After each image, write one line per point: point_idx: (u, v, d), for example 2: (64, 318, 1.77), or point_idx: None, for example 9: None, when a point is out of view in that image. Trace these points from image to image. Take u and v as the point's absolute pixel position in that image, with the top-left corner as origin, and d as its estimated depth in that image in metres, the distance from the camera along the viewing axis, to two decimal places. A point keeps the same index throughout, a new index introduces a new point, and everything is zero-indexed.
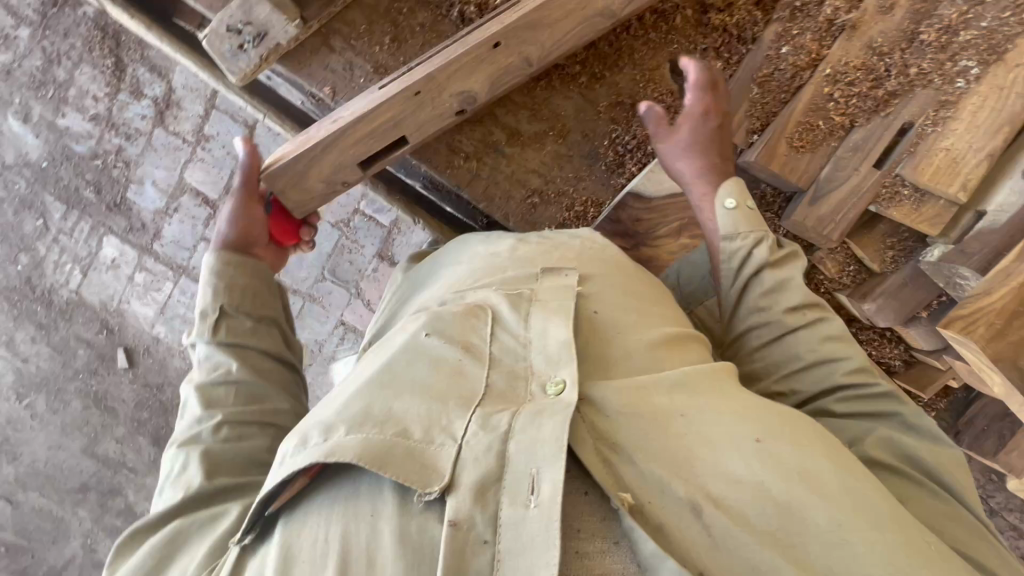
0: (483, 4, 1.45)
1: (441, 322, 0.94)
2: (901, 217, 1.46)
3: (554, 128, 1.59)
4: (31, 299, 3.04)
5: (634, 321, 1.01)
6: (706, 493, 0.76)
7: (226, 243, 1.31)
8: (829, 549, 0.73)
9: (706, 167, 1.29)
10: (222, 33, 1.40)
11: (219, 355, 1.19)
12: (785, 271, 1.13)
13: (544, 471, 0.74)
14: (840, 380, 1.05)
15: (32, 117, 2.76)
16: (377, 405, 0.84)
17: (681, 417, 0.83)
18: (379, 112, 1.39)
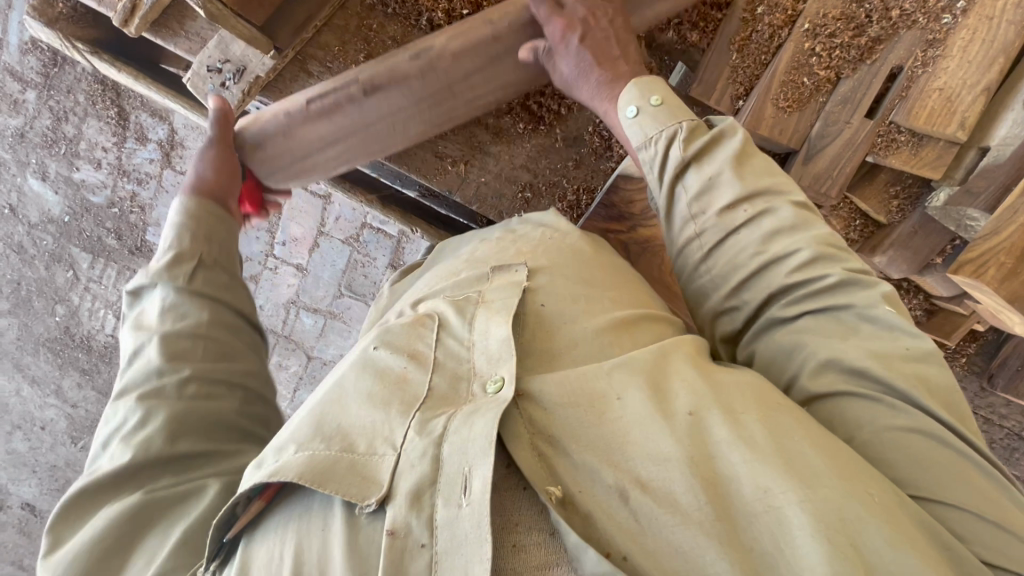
0: (450, 11, 1.46)
1: (390, 335, 1.03)
2: (901, 163, 1.43)
3: (536, 122, 1.59)
4: (72, 347, 3.22)
5: (581, 311, 1.04)
6: (635, 478, 0.78)
7: (203, 188, 1.34)
8: (756, 518, 0.73)
9: (605, 71, 1.19)
10: (204, 74, 1.45)
11: (189, 306, 1.23)
12: (712, 167, 1.05)
13: (474, 470, 0.78)
14: (785, 281, 0.95)
15: (49, 175, 2.92)
16: (328, 422, 0.92)
17: (616, 398, 0.86)
18: (354, 94, 1.37)
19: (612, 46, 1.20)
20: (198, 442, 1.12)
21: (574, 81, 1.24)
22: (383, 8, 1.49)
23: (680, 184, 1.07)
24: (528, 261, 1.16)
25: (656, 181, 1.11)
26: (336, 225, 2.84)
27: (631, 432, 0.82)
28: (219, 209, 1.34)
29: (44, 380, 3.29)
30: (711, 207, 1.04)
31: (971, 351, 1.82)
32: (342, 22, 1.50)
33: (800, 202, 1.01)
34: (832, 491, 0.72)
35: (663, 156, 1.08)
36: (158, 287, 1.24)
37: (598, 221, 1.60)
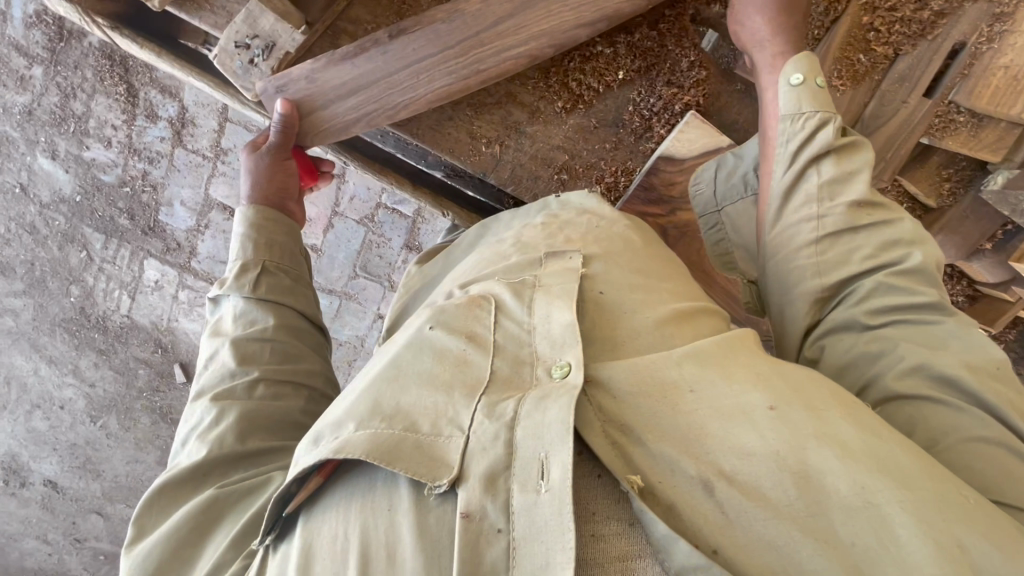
0: None
1: (444, 315, 1.00)
2: (957, 146, 1.37)
3: (575, 102, 1.54)
4: (88, 327, 3.22)
5: (640, 300, 1.04)
6: (718, 470, 0.76)
7: (262, 198, 1.36)
8: (854, 516, 0.71)
9: (784, 38, 1.20)
10: (231, 51, 1.39)
11: (257, 312, 1.25)
12: (849, 164, 1.06)
13: (552, 455, 0.76)
14: (880, 282, 0.98)
15: (59, 154, 2.89)
16: (386, 401, 0.90)
17: (688, 390, 0.85)
18: (392, 78, 1.34)
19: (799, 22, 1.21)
20: (267, 439, 1.13)
21: (750, 18, 1.23)
22: None
23: (816, 167, 1.06)
24: (581, 248, 1.13)
25: (789, 156, 1.09)
26: (351, 205, 2.81)
27: (710, 426, 0.80)
28: (276, 215, 1.36)
29: (62, 360, 3.30)
30: (838, 198, 1.04)
31: (1011, 338, 1.79)
32: None
33: (858, 203, 1.03)
34: (927, 492, 0.72)
35: (813, 133, 1.07)
36: (230, 296, 1.27)
37: (638, 204, 1.55)
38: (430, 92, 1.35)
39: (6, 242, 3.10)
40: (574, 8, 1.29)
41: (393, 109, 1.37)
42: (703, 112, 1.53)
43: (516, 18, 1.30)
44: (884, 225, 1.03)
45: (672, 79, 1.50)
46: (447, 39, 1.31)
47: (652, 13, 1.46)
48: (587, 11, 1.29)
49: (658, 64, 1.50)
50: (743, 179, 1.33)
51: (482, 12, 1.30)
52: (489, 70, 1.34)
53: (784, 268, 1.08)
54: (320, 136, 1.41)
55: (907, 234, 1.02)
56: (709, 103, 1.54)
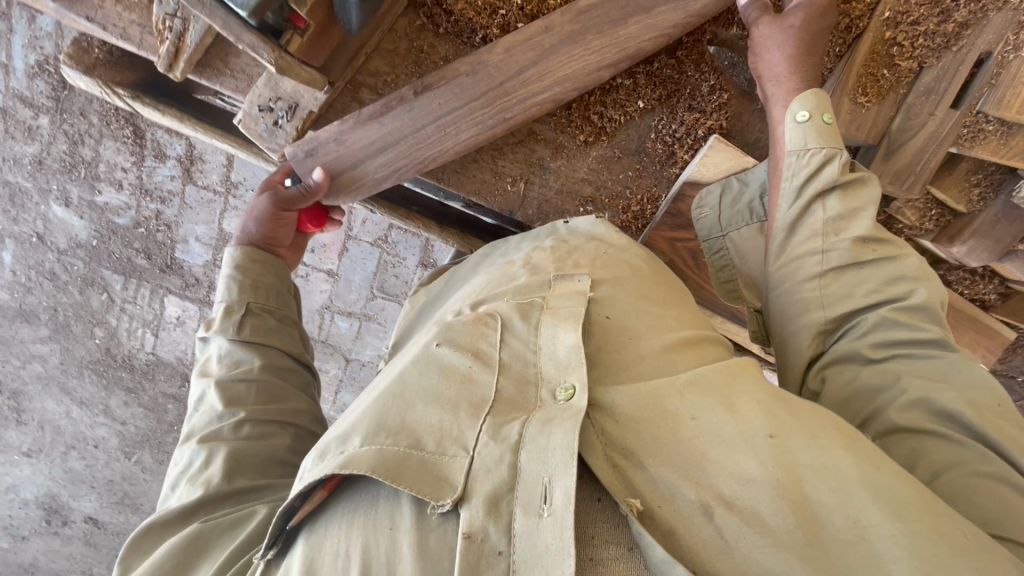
0: (506, 25, 1.38)
1: (451, 333, 1.08)
2: (987, 155, 1.36)
3: (596, 132, 1.55)
4: (115, 367, 3.27)
5: (646, 326, 1.10)
6: (717, 496, 0.79)
7: (252, 240, 1.39)
8: (850, 549, 0.72)
9: (796, 72, 1.22)
10: (255, 115, 1.40)
11: (240, 352, 1.27)
12: (857, 201, 1.09)
13: (555, 480, 0.78)
14: (886, 315, 1.00)
15: (72, 200, 2.91)
16: (392, 417, 0.96)
17: (690, 418, 0.87)
18: (419, 132, 1.39)
19: (808, 56, 1.23)
20: (253, 478, 1.16)
21: (767, 52, 1.24)
22: (434, 27, 1.42)
23: (822, 201, 1.09)
24: (588, 273, 1.21)
25: (795, 190, 1.13)
26: (364, 228, 2.82)
27: (711, 453, 0.82)
28: (266, 255, 1.40)
29: (92, 401, 3.37)
30: (843, 233, 1.07)
31: None
32: (391, 45, 1.43)
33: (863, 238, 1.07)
34: (924, 525, 0.73)
35: (818, 168, 1.10)
36: (216, 335, 1.30)
37: (665, 231, 1.57)
38: (458, 141, 1.40)
39: (28, 289, 3.14)
40: (595, 51, 1.35)
41: (422, 162, 1.42)
42: (726, 134, 1.53)
43: (539, 66, 1.35)
44: (884, 261, 1.06)
45: (694, 103, 1.50)
46: (472, 91, 1.36)
47: (670, 44, 1.45)
48: (609, 53, 1.35)
49: (677, 89, 1.51)
50: (748, 206, 1.35)
51: (505, 62, 1.35)
52: (517, 117, 1.39)
53: (788, 301, 1.11)
54: (346, 195, 1.44)
55: (914, 271, 1.04)
56: (731, 124, 1.54)
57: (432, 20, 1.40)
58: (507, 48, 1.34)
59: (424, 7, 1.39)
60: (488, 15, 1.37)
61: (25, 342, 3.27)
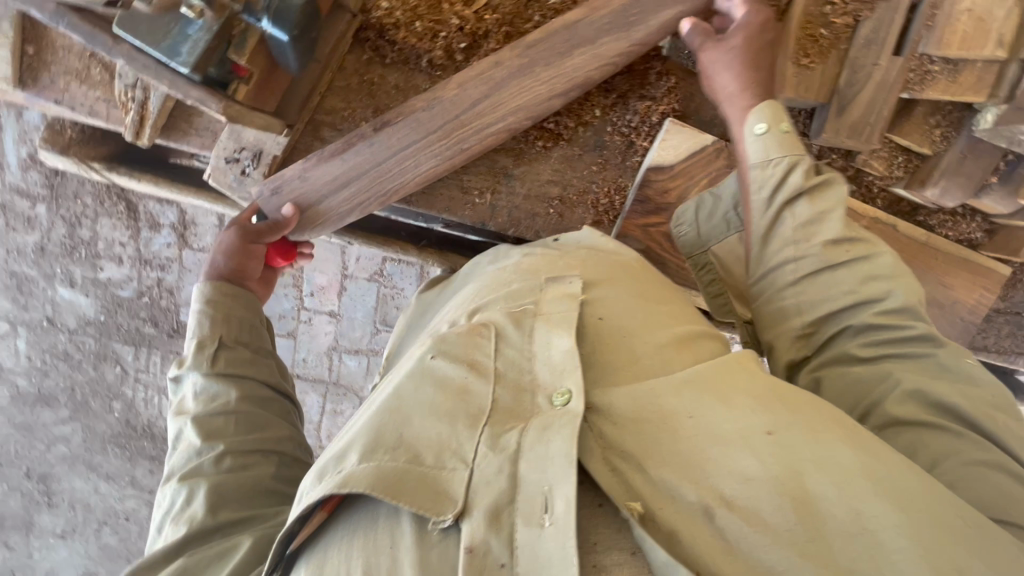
0: (449, 47, 1.43)
1: (447, 344, 1.05)
2: (939, 94, 1.36)
3: (552, 137, 1.57)
4: (137, 437, 3.32)
5: (641, 325, 1.13)
6: (718, 496, 0.83)
7: (221, 274, 1.40)
8: (853, 540, 0.76)
9: (748, 85, 1.22)
10: (223, 167, 1.46)
11: (216, 387, 1.30)
12: (824, 203, 1.10)
13: (556, 489, 0.83)
14: (870, 320, 1.03)
15: (77, 280, 3.00)
16: (390, 433, 0.96)
17: (687, 415, 0.91)
18: (383, 165, 1.43)
19: (760, 70, 1.23)
20: (237, 509, 1.18)
21: (716, 73, 1.25)
22: (381, 58, 1.46)
23: (790, 208, 1.11)
24: (584, 274, 1.23)
25: (765, 199, 1.14)
26: (358, 266, 2.84)
27: (710, 452, 0.87)
28: (235, 288, 1.41)
29: (119, 475, 3.41)
30: (814, 239, 1.09)
31: None
32: (343, 82, 1.48)
33: (836, 241, 1.08)
34: (926, 514, 0.77)
35: (783, 177, 1.11)
36: (190, 372, 1.32)
37: (637, 219, 1.58)
38: (421, 174, 1.45)
39: (45, 372, 3.23)
40: (545, 82, 1.38)
41: (388, 194, 1.46)
42: (681, 116, 1.56)
43: (492, 98, 1.39)
44: (864, 262, 1.07)
45: (647, 93, 1.53)
46: (429, 125, 1.41)
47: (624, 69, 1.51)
48: (558, 83, 1.38)
49: (627, 86, 1.53)
50: (724, 218, 1.36)
51: (460, 97, 1.40)
52: (472, 146, 1.44)
53: (770, 308, 1.13)
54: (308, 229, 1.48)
55: (888, 269, 1.06)
56: (685, 105, 1.57)
57: (378, 52, 1.46)
58: (459, 82, 1.38)
59: (369, 42, 1.45)
60: (431, 39, 1.42)
61: (48, 426, 3.34)
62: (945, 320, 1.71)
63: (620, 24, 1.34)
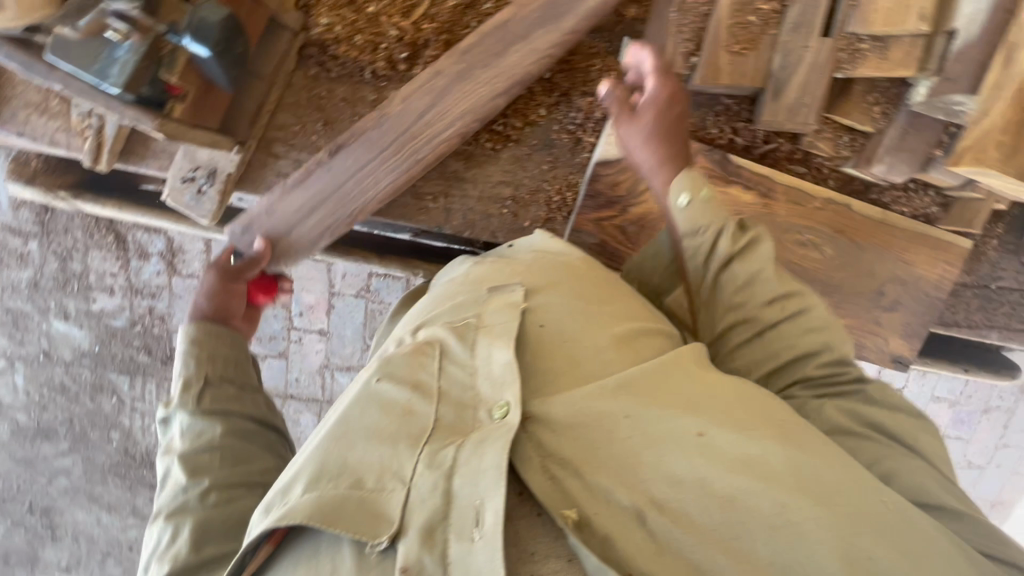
0: (391, 57, 1.47)
1: (391, 366, 1.07)
2: (872, 71, 1.37)
3: (502, 138, 1.60)
4: (137, 466, 3.36)
5: (584, 327, 1.14)
6: (650, 499, 0.88)
7: (205, 314, 1.39)
8: (771, 534, 0.83)
9: (668, 156, 1.26)
10: (179, 187, 1.50)
11: (201, 423, 1.25)
12: (755, 261, 1.17)
13: (486, 502, 0.86)
14: (812, 371, 1.12)
15: (71, 313, 3.05)
16: (333, 461, 0.97)
17: (624, 417, 0.96)
18: (342, 188, 1.48)
19: (674, 139, 1.27)
20: (223, 544, 1.14)
21: (633, 149, 1.29)
22: (327, 73, 1.51)
23: (726, 272, 1.18)
24: (526, 282, 1.25)
25: (702, 265, 1.21)
26: (345, 283, 2.87)
27: (644, 455, 0.92)
28: (222, 328, 1.39)
29: (120, 505, 3.44)
30: (751, 298, 1.16)
31: (1000, 233, 1.76)
32: (293, 98, 1.52)
33: (772, 300, 1.16)
34: (837, 504, 0.85)
35: (713, 245, 1.18)
36: (177, 411, 1.27)
37: (589, 213, 1.61)
38: (379, 189, 1.48)
39: (44, 406, 3.27)
40: (485, 83, 1.41)
41: (350, 215, 1.50)
42: None
43: (437, 107, 1.43)
44: (799, 314, 1.15)
45: (588, 89, 1.56)
46: (382, 142, 1.45)
47: (560, 61, 1.53)
48: (499, 83, 1.41)
49: (569, 83, 1.56)
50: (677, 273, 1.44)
51: (404, 111, 1.44)
52: (427, 159, 1.47)
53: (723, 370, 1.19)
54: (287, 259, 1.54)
55: (820, 321, 1.14)
56: None
57: (323, 67, 1.50)
58: (404, 97, 1.43)
59: (313, 58, 1.49)
60: (373, 51, 1.46)
61: (49, 459, 3.38)
62: (909, 296, 1.74)
63: (548, 16, 1.37)
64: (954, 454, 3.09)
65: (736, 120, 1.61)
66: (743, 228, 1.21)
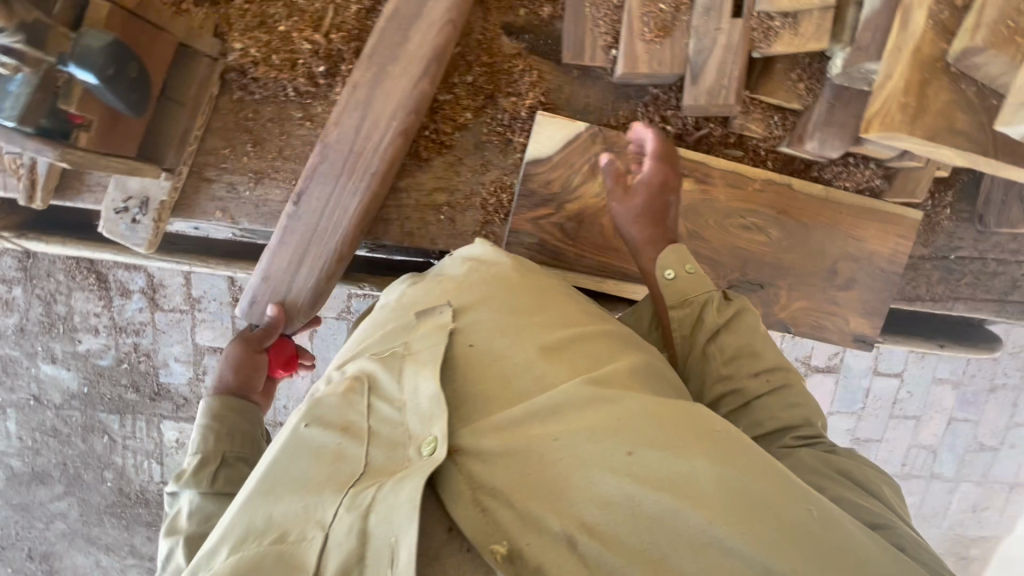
0: (311, 73, 1.49)
1: (320, 409, 1.03)
2: (786, 49, 1.36)
3: (432, 145, 1.61)
4: (132, 505, 3.35)
5: (513, 341, 1.09)
6: (580, 523, 0.84)
7: (224, 388, 1.44)
8: (699, 553, 0.80)
9: (653, 235, 1.41)
10: (114, 217, 1.52)
11: (210, 505, 1.28)
12: (744, 337, 1.27)
13: (401, 538, 0.82)
14: (788, 440, 1.18)
15: (58, 355, 3.04)
16: (259, 517, 0.94)
17: (554, 439, 0.91)
18: (318, 228, 1.49)
19: (661, 217, 1.42)
20: None
21: (623, 225, 1.43)
22: (251, 95, 1.53)
23: (718, 343, 1.27)
24: (453, 301, 1.20)
25: (694, 336, 1.30)
26: (325, 305, 2.87)
27: (573, 478, 0.87)
28: (239, 401, 1.44)
29: (118, 545, 3.43)
30: (741, 369, 1.24)
31: (951, 201, 1.72)
32: (221, 123, 1.54)
33: (762, 372, 1.23)
34: (767, 519, 0.81)
35: (703, 315, 1.30)
36: (187, 489, 1.29)
37: (526, 213, 1.59)
38: (350, 215, 1.49)
39: (37, 450, 3.27)
40: (403, 76, 1.44)
41: (334, 250, 1.50)
42: (551, 107, 1.60)
43: (367, 122, 1.45)
44: (783, 388, 1.23)
45: (507, 87, 1.57)
46: (331, 173, 1.47)
47: (463, 54, 1.55)
48: (412, 69, 1.43)
49: (490, 85, 1.57)
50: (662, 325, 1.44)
51: (340, 134, 1.47)
52: (378, 175, 1.48)
53: None
54: (299, 309, 1.52)
55: (802, 396, 1.23)
56: (554, 97, 1.60)
57: (246, 91, 1.52)
58: (337, 120, 1.46)
59: (235, 82, 1.51)
60: (291, 69, 1.49)
61: (44, 504, 3.38)
62: (864, 273, 1.70)
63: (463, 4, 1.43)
64: (964, 437, 2.97)
65: (666, 109, 1.59)
66: (727, 299, 1.33)
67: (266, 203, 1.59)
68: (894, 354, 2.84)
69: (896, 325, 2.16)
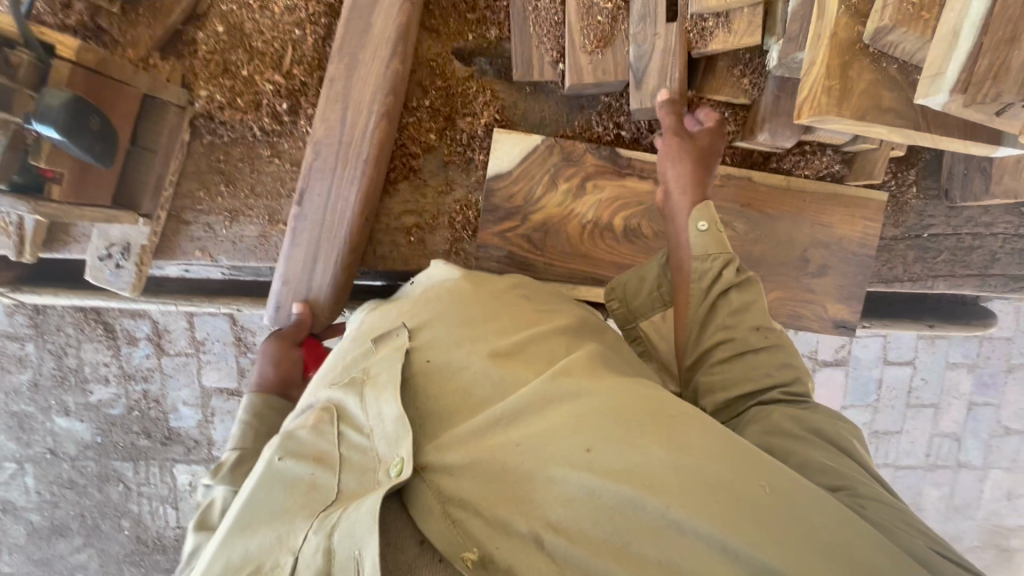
0: (274, 112, 1.58)
1: (293, 442, 0.98)
2: (721, 47, 1.41)
3: (396, 169, 1.65)
4: (150, 551, 3.37)
5: (472, 350, 1.07)
6: (546, 523, 0.79)
7: (267, 385, 1.41)
8: (663, 543, 0.75)
9: (691, 179, 1.37)
10: (98, 264, 1.59)
11: None
12: (749, 296, 1.21)
13: (364, 551, 0.77)
14: (778, 393, 1.11)
15: (71, 408, 3.04)
16: (236, 555, 0.88)
17: (514, 442, 0.87)
18: (326, 223, 1.53)
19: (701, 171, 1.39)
20: None
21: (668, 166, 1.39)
22: (220, 138, 1.61)
23: (728, 296, 1.21)
24: (411, 322, 1.19)
25: (704, 290, 1.23)
26: None
27: (536, 479, 0.83)
28: (280, 400, 1.40)
29: None
30: (741, 324, 1.18)
31: (916, 179, 1.72)
32: (193, 167, 1.62)
33: (762, 329, 1.17)
34: (727, 500, 0.78)
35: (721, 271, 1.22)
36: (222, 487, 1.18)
37: (493, 226, 1.62)
38: (353, 204, 1.53)
39: (55, 504, 3.28)
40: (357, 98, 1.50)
41: (346, 240, 1.54)
42: (507, 122, 1.66)
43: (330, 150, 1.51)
44: (778, 348, 1.16)
45: (461, 109, 1.64)
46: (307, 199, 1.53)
47: (415, 83, 1.62)
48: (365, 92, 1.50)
49: (445, 108, 1.63)
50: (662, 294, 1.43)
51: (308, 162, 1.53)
52: (355, 198, 1.53)
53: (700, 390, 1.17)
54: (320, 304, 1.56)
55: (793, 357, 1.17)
56: (510, 114, 1.66)
57: (215, 135, 1.60)
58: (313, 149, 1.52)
59: (203, 127, 1.60)
60: (255, 109, 1.57)
61: (65, 556, 3.41)
62: (836, 258, 1.70)
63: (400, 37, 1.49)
64: (986, 422, 2.89)
65: (619, 115, 1.64)
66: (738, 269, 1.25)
67: (242, 239, 1.65)
68: (902, 340, 2.78)
69: (887, 310, 2.13)
